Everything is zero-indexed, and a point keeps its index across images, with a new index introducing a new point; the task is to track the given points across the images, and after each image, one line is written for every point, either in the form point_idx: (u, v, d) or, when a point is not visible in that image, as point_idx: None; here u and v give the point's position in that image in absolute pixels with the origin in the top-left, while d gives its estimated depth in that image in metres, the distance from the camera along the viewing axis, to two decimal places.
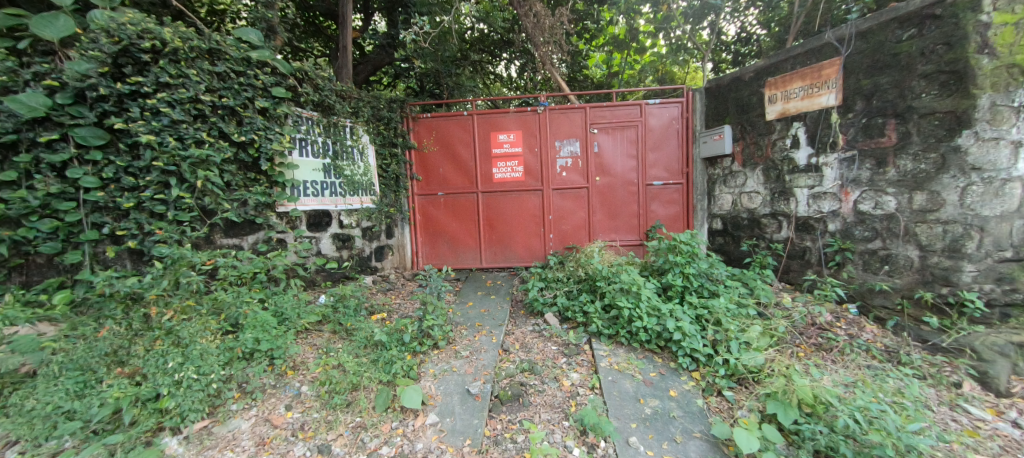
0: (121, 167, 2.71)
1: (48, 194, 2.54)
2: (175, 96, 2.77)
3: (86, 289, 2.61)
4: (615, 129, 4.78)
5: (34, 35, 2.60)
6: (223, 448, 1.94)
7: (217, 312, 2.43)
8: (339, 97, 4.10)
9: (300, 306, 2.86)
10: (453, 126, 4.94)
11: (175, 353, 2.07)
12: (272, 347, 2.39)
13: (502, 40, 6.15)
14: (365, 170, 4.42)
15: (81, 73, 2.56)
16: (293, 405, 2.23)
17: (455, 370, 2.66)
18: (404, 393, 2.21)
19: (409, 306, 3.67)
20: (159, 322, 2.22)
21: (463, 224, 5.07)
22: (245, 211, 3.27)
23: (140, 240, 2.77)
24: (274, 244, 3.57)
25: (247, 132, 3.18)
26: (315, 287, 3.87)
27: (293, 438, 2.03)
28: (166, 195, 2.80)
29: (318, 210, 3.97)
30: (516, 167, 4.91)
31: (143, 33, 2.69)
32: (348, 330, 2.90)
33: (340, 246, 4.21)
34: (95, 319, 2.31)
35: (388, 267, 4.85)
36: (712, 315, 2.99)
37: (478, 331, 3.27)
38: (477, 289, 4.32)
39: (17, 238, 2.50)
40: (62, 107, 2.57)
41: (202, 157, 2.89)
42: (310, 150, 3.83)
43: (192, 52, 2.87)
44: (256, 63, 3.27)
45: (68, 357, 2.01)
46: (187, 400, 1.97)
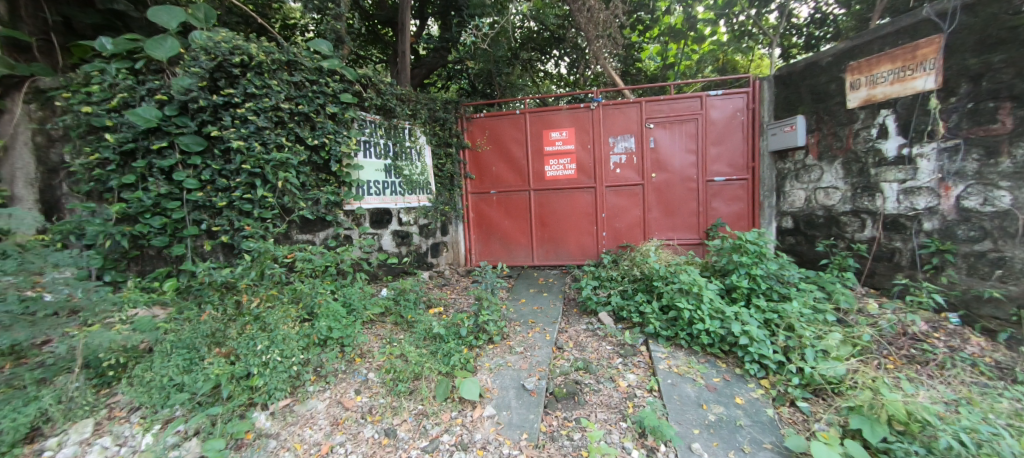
0: (216, 171, 3.03)
1: (159, 195, 2.92)
2: (260, 105, 3.06)
3: (189, 278, 2.96)
4: (673, 123, 4.59)
5: (149, 57, 3.01)
6: (303, 425, 2.12)
7: (296, 301, 2.66)
8: (399, 101, 4.32)
9: (366, 298, 3.05)
10: (506, 125, 5.00)
11: (262, 337, 2.30)
12: (344, 335, 2.58)
13: (553, 37, 6.09)
14: (422, 169, 4.61)
15: (184, 88, 2.91)
16: (361, 390, 2.38)
17: (510, 365, 2.71)
18: (462, 384, 2.30)
19: (464, 301, 3.80)
20: (248, 309, 2.50)
21: (516, 222, 5.12)
22: (317, 210, 3.54)
23: (231, 235, 3.09)
24: (342, 240, 3.83)
25: (320, 136, 3.45)
26: (378, 281, 4.11)
27: (364, 420, 2.18)
28: (253, 195, 3.10)
29: (381, 208, 4.20)
30: (568, 165, 4.88)
31: (234, 50, 3.00)
32: (409, 322, 3.06)
33: (399, 242, 4.43)
34: (196, 305, 2.61)
35: (443, 263, 5.02)
36: (783, 319, 2.80)
37: (532, 328, 3.30)
38: (530, 286, 4.36)
39: (135, 232, 2.90)
40: (170, 118, 2.93)
41: (282, 160, 3.16)
42: (373, 152, 4.06)
43: (274, 65, 3.16)
44: (327, 71, 3.54)
45: (178, 337, 2.30)
46: (274, 380, 2.18)
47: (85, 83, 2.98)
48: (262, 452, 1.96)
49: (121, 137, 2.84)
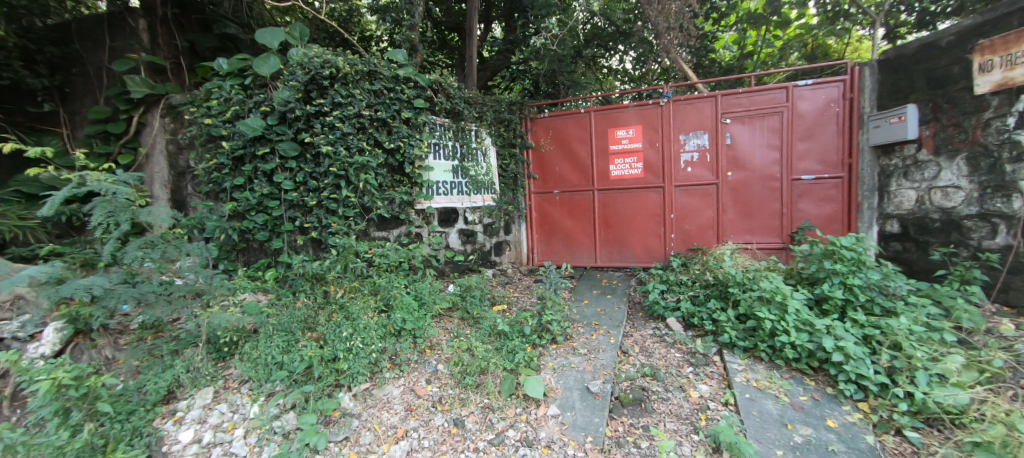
0: (308, 173, 3.37)
1: (262, 195, 3.32)
2: (345, 113, 3.35)
3: (285, 269, 3.32)
4: (753, 117, 4.26)
5: (256, 74, 3.43)
6: (381, 408, 2.29)
7: (375, 293, 2.88)
8: (467, 104, 4.48)
9: (435, 293, 3.21)
10: (571, 125, 4.97)
11: (346, 325, 2.51)
12: (416, 327, 2.75)
13: (619, 32, 5.89)
14: (488, 170, 4.73)
15: (284, 100, 3.27)
16: (432, 380, 2.52)
17: (574, 366, 2.70)
18: (528, 382, 2.34)
19: (527, 300, 3.86)
20: (335, 298, 2.78)
21: (579, 222, 5.07)
22: (392, 208, 3.79)
23: (320, 231, 3.41)
24: (413, 237, 4.07)
25: (395, 140, 3.68)
26: (445, 277, 4.30)
27: (434, 409, 2.30)
28: (338, 195, 3.40)
29: (448, 208, 4.39)
30: (635, 163, 4.72)
31: (324, 64, 3.32)
32: (475, 318, 3.17)
33: (465, 240, 4.59)
34: (292, 294, 2.93)
35: (506, 261, 5.12)
36: (887, 336, 2.48)
37: (595, 330, 3.25)
38: (593, 287, 4.30)
39: (244, 228, 3.33)
40: (271, 127, 3.32)
41: (364, 163, 3.43)
42: (442, 153, 4.26)
43: (357, 76, 3.44)
44: (402, 79, 3.79)
45: (277, 321, 2.60)
46: (357, 364, 2.37)
47: (207, 98, 3.48)
48: (347, 429, 2.15)
49: (234, 145, 3.27)
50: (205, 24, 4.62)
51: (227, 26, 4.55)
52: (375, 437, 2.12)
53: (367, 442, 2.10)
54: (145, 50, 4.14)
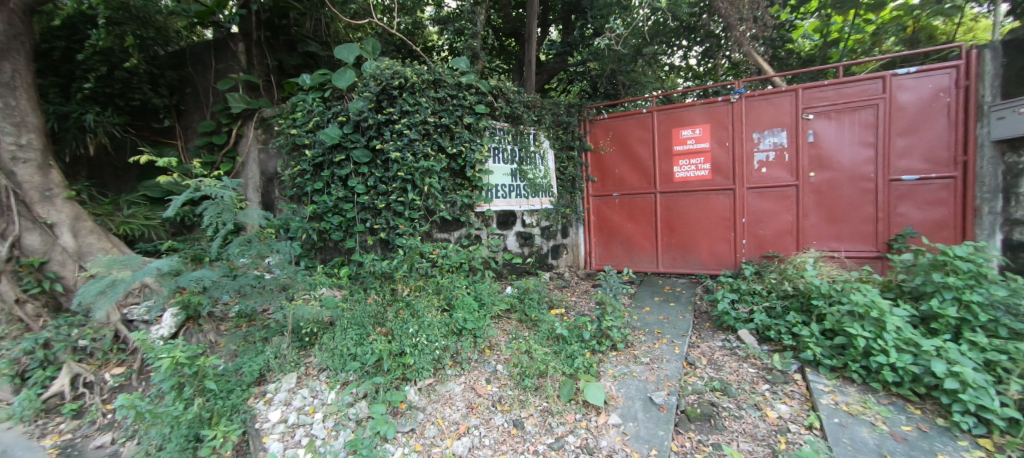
0: (378, 178, 3.59)
1: (338, 198, 3.59)
2: (413, 120, 3.53)
3: (357, 267, 3.57)
4: (841, 112, 3.85)
5: (334, 87, 3.73)
6: (444, 404, 2.37)
7: (438, 293, 3.01)
8: (526, 108, 4.53)
9: (494, 294, 3.26)
10: (632, 125, 4.83)
11: (413, 322, 2.64)
12: (477, 327, 2.81)
13: (684, 27, 5.49)
14: (546, 173, 4.74)
15: (358, 110, 3.52)
16: (492, 380, 2.57)
17: (635, 375, 2.61)
18: (587, 388, 2.30)
19: (585, 304, 3.80)
20: (403, 296, 2.94)
21: (640, 226, 4.89)
22: (454, 211, 3.93)
23: (388, 232, 3.61)
24: (473, 239, 4.18)
25: (458, 145, 3.83)
26: (503, 279, 4.37)
27: (494, 408, 2.34)
28: (405, 198, 3.58)
29: (507, 211, 4.46)
30: (702, 164, 4.48)
31: (394, 75, 3.54)
32: (533, 320, 3.18)
33: (523, 243, 4.63)
34: (364, 291, 3.15)
35: (563, 265, 5.08)
36: (1017, 364, 2.12)
37: (658, 338, 3.12)
38: (654, 294, 4.13)
39: (322, 228, 3.63)
40: (347, 136, 3.57)
41: (428, 168, 3.60)
42: (502, 157, 4.33)
43: (423, 85, 3.63)
44: (465, 86, 3.94)
45: (351, 315, 2.79)
46: (423, 359, 2.47)
47: (293, 111, 3.84)
48: (413, 421, 2.23)
49: (315, 153, 3.58)
50: (290, 44, 5.09)
51: (309, 45, 5.00)
52: (439, 431, 2.19)
53: (431, 435, 2.17)
54: (242, 70, 4.68)
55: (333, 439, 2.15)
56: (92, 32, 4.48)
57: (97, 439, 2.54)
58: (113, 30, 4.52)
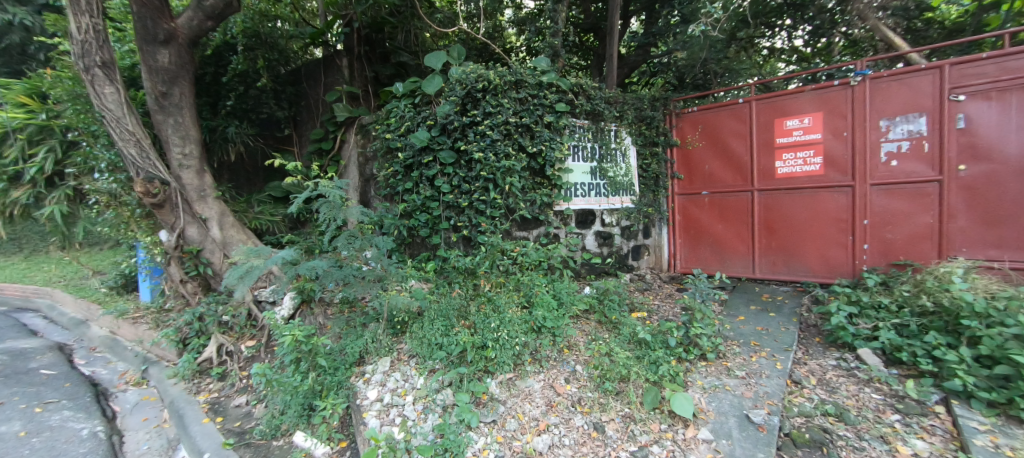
0: (462, 177, 3.76)
1: (426, 197, 3.83)
2: (495, 121, 3.65)
3: (442, 262, 3.78)
4: (1006, 90, 3.14)
5: (424, 93, 3.98)
6: (524, 399, 2.40)
7: (519, 290, 3.09)
8: (608, 104, 4.41)
9: (573, 294, 3.23)
10: (725, 118, 4.44)
11: (494, 317, 2.73)
12: (556, 326, 2.81)
13: (790, 4, 4.98)
14: (627, 170, 4.56)
15: (445, 114, 3.71)
16: (571, 380, 2.55)
17: (728, 389, 2.41)
18: (674, 398, 2.17)
19: (670, 309, 3.59)
20: (485, 291, 3.09)
21: (733, 227, 4.48)
22: (533, 209, 3.98)
23: (470, 229, 3.78)
24: (552, 238, 4.19)
25: (538, 144, 3.86)
26: (581, 279, 4.32)
27: (574, 408, 2.32)
28: (486, 197, 3.70)
29: (586, 210, 4.38)
30: (811, 158, 3.96)
31: (479, 78, 3.70)
32: (613, 323, 3.09)
33: (602, 243, 4.52)
34: (449, 285, 3.34)
35: (644, 267, 4.85)
36: None
37: (755, 351, 2.84)
38: (750, 302, 3.76)
39: (411, 225, 3.91)
40: (434, 138, 3.79)
41: (509, 167, 3.67)
42: (581, 155, 4.27)
43: (505, 86, 3.74)
44: (546, 85, 3.98)
45: (438, 307, 2.96)
46: (504, 354, 2.52)
47: (388, 117, 4.18)
48: (495, 413, 2.29)
49: (406, 155, 3.85)
50: (384, 56, 5.53)
51: (401, 55, 5.41)
52: (520, 425, 2.22)
53: (512, 428, 2.21)
54: (345, 83, 5.23)
55: (423, 422, 2.28)
56: (233, 58, 5.28)
57: (236, 399, 3.02)
58: (249, 54, 5.34)
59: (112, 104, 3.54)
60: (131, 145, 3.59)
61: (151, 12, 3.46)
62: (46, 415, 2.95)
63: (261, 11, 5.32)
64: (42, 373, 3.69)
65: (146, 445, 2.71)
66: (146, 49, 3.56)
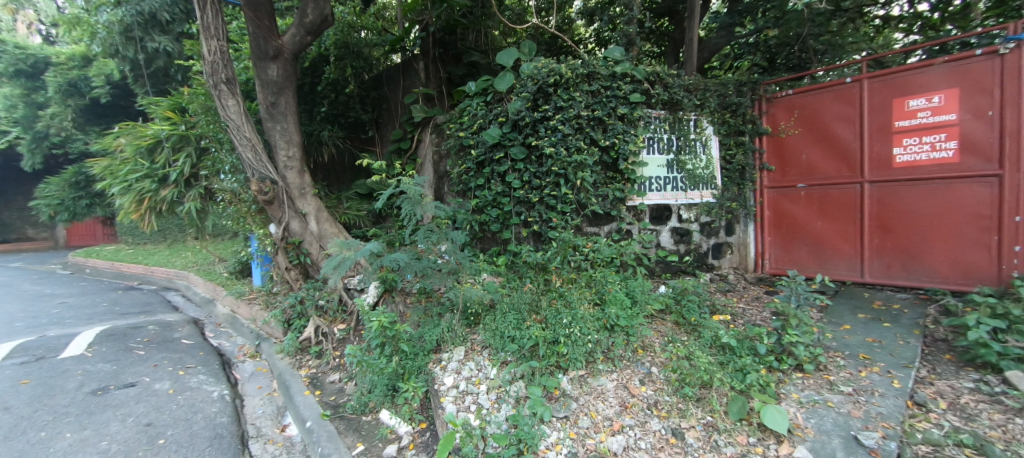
0: (533, 173, 3.77)
1: (497, 193, 3.92)
2: (567, 115, 3.62)
3: (513, 256, 3.86)
4: None
5: (495, 91, 4.03)
6: (597, 398, 2.36)
7: (592, 287, 3.06)
8: (687, 92, 4.13)
9: (648, 292, 3.11)
10: (829, 101, 3.94)
11: (566, 313, 2.70)
12: (629, 325, 2.73)
13: None
14: (708, 162, 4.24)
15: (517, 110, 3.73)
16: (646, 381, 2.46)
17: (831, 406, 2.15)
18: (764, 411, 1.99)
19: (757, 313, 3.30)
20: (557, 287, 3.11)
21: (836, 224, 3.96)
22: (605, 205, 3.88)
23: (541, 225, 3.81)
24: (624, 234, 4.05)
25: (611, 137, 3.75)
26: (655, 277, 4.14)
27: (650, 412, 2.23)
28: (557, 192, 3.69)
29: (661, 205, 4.18)
30: (942, 143, 3.35)
31: (550, 73, 3.68)
32: (692, 325, 2.91)
33: (678, 240, 4.28)
34: (521, 279, 3.42)
35: (726, 266, 4.50)
36: None
37: (865, 366, 2.51)
38: (856, 310, 3.31)
39: (483, 220, 4.02)
40: (506, 135, 3.85)
41: (581, 161, 3.62)
42: (657, 147, 4.07)
43: (577, 79, 3.68)
44: (620, 75, 3.84)
45: (509, 301, 3.03)
46: (577, 351, 2.50)
47: (461, 115, 4.32)
48: (567, 409, 2.27)
49: (479, 152, 3.95)
50: (457, 57, 5.70)
51: (473, 55, 5.55)
52: (593, 424, 2.19)
53: (585, 426, 2.17)
54: (422, 85, 5.49)
55: (497, 411, 2.32)
56: (326, 68, 5.86)
57: (331, 376, 3.36)
58: (339, 64, 5.85)
59: (234, 114, 4.08)
60: (247, 150, 4.11)
61: (263, 32, 3.95)
62: (188, 377, 3.56)
63: (350, 24, 5.90)
64: (183, 342, 4.44)
65: (261, 409, 3.14)
66: (259, 64, 4.07)
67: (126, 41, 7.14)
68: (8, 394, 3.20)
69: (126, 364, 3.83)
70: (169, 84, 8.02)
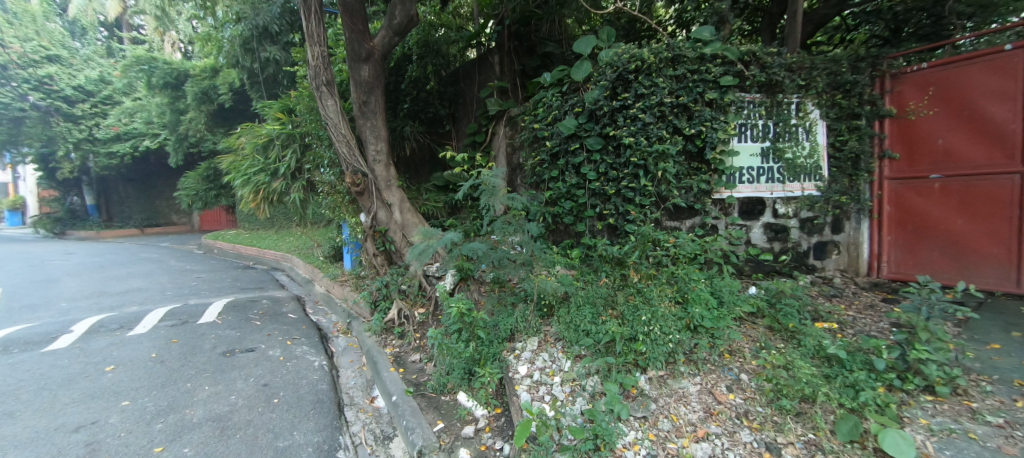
0: (610, 164, 3.66)
1: (571, 185, 3.87)
2: (648, 103, 3.44)
3: (588, 249, 3.80)
4: None
5: (572, 81, 3.94)
6: (678, 401, 2.24)
7: (674, 285, 2.91)
8: (789, 72, 3.68)
9: (737, 293, 2.87)
10: (978, 74, 3.27)
11: (645, 309, 2.60)
12: (714, 327, 2.55)
13: None
14: (812, 150, 3.73)
15: (594, 99, 3.63)
16: (734, 389, 2.29)
17: (974, 438, 1.80)
18: (883, 435, 1.73)
19: (872, 323, 2.88)
20: (634, 283, 3.02)
21: (983, 223, 3.27)
22: (689, 198, 3.66)
23: (617, 218, 3.71)
24: (708, 229, 3.79)
25: (697, 125, 3.49)
26: (744, 276, 3.82)
27: (739, 421, 2.07)
28: (636, 184, 3.56)
29: (753, 198, 3.83)
30: None
31: (631, 58, 3.52)
32: (789, 332, 2.63)
33: (772, 237, 3.90)
34: (597, 273, 3.39)
35: (831, 268, 3.94)
36: None
37: (1022, 395, 2.06)
38: (1010, 328, 2.73)
39: (556, 213, 4.01)
40: (582, 125, 3.76)
41: (663, 151, 3.42)
42: (750, 135, 3.73)
43: (661, 64, 3.48)
44: (709, 57, 3.56)
45: (585, 294, 2.99)
46: (656, 350, 2.40)
47: (536, 107, 4.31)
48: (646, 409, 2.18)
49: (554, 143, 3.92)
50: (531, 48, 5.65)
51: (547, 45, 5.43)
52: (675, 427, 2.09)
53: (666, 429, 2.08)
54: (496, 79, 5.57)
55: (572, 403, 2.31)
56: (409, 67, 6.19)
57: (412, 356, 3.59)
58: (421, 62, 6.16)
59: (332, 113, 4.50)
60: (343, 146, 4.52)
61: (357, 35, 4.29)
62: (294, 347, 4.05)
63: (431, 23, 6.19)
64: (290, 316, 5.05)
65: (353, 380, 3.47)
66: (354, 65, 4.42)
67: (245, 53, 8.18)
68: (164, 349, 3.91)
69: (247, 331, 4.47)
70: (278, 89, 9.07)
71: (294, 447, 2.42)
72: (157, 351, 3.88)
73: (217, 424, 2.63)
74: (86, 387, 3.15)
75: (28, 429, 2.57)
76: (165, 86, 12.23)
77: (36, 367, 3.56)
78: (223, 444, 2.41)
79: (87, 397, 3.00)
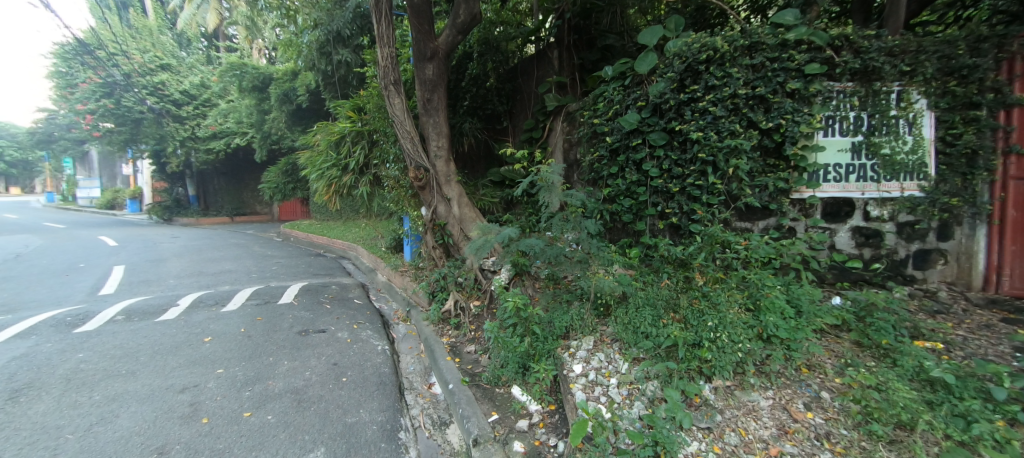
0: (674, 160, 3.50)
1: (631, 182, 3.76)
2: (720, 95, 3.23)
3: (648, 249, 3.67)
4: None
5: (634, 73, 3.78)
6: (747, 415, 2.10)
7: (744, 291, 2.71)
8: (890, 56, 3.24)
9: (817, 304, 2.61)
10: None
11: (712, 315, 2.45)
12: (791, 338, 2.35)
13: None
14: (915, 145, 3.27)
15: (660, 92, 3.46)
16: (813, 407, 2.09)
17: None
18: None
19: (987, 345, 2.49)
20: (699, 286, 2.86)
21: None
22: (763, 197, 3.40)
23: (680, 217, 3.55)
24: (784, 232, 3.49)
25: (775, 118, 3.21)
26: (824, 285, 3.49)
27: (820, 443, 1.88)
28: (703, 182, 3.37)
29: (839, 198, 3.47)
30: None
31: (703, 48, 3.31)
32: (881, 349, 2.34)
33: (862, 242, 3.50)
34: (658, 274, 3.26)
35: (935, 280, 3.44)
36: None
37: None
38: None
39: (615, 210, 3.91)
40: (645, 120, 3.61)
41: (735, 147, 3.21)
42: (838, 129, 3.37)
43: (736, 52, 3.24)
44: (792, 43, 3.24)
45: (645, 295, 2.89)
46: (723, 359, 2.26)
47: (595, 102, 4.19)
48: (711, 420, 2.07)
49: (614, 139, 3.80)
50: (591, 42, 5.52)
51: (609, 37, 5.29)
52: (743, 442, 1.95)
53: (733, 443, 1.95)
54: (555, 74, 5.51)
55: (629, 407, 2.24)
56: (469, 65, 6.32)
57: (467, 346, 3.69)
58: (481, 59, 6.25)
59: (398, 111, 4.70)
60: (406, 142, 4.69)
61: (423, 35, 4.45)
62: (360, 331, 4.33)
63: (491, 20, 6.24)
64: (355, 302, 5.41)
65: (412, 366, 3.64)
66: (419, 64, 4.59)
67: (321, 56, 8.79)
68: (250, 326, 4.36)
69: (319, 314, 4.84)
70: (349, 89, 9.64)
71: (361, 423, 2.59)
72: (244, 327, 4.34)
73: (295, 396, 2.89)
74: (189, 355, 3.61)
75: (146, 387, 2.99)
76: (253, 89, 13.52)
77: (151, 334, 4.13)
78: (300, 414, 2.64)
79: (189, 363, 3.42)
